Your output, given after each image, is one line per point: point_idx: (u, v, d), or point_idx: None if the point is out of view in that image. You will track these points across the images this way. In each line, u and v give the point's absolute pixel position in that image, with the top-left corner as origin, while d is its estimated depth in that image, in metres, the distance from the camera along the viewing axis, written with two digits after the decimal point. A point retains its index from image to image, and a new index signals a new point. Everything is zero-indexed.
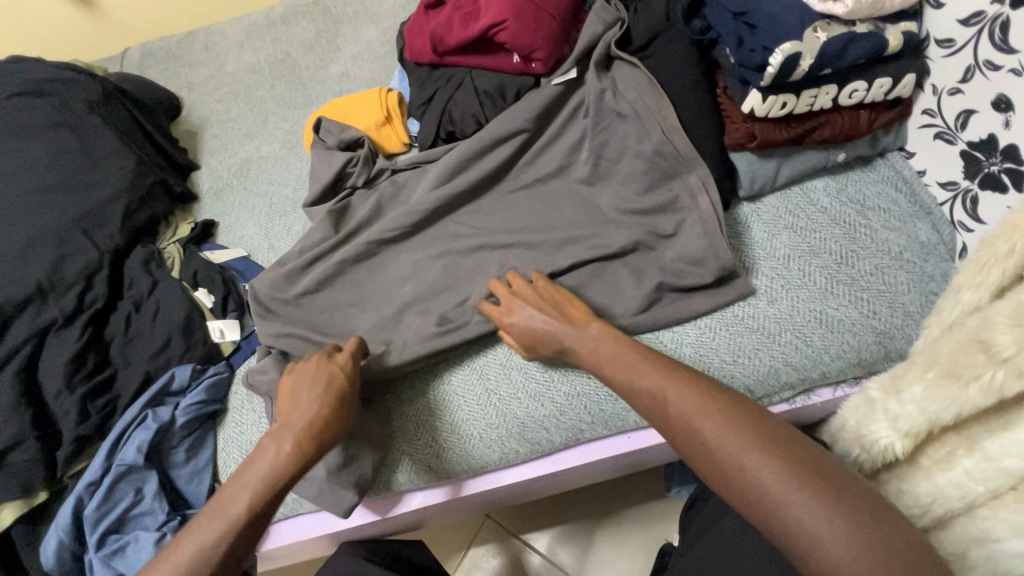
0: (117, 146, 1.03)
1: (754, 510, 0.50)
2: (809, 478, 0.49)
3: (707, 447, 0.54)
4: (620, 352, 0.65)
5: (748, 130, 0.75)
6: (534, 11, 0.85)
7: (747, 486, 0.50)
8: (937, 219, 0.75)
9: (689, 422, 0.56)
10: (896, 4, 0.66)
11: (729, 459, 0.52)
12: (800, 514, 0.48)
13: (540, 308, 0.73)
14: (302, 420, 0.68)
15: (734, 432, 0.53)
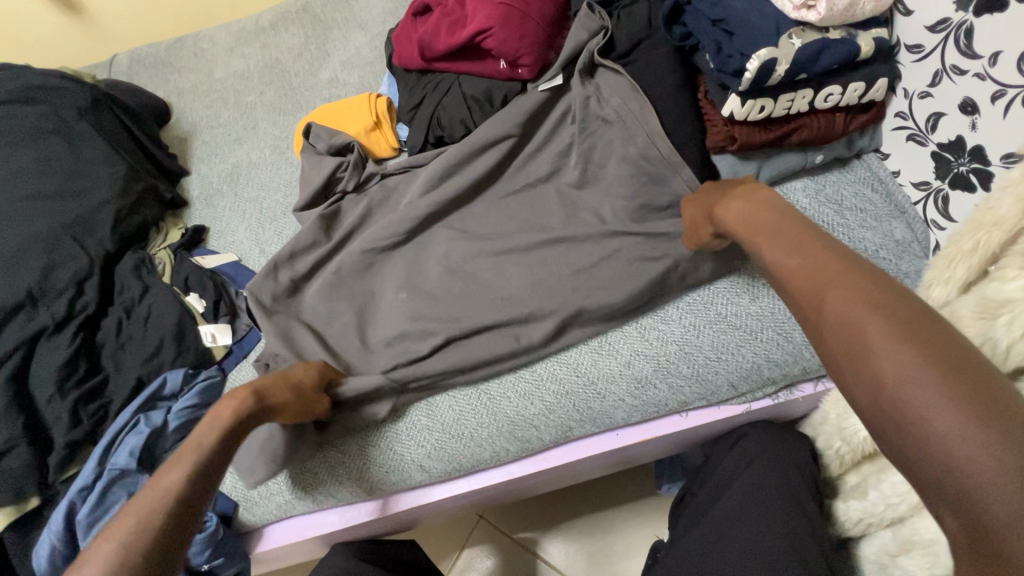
0: (107, 152, 1.04)
1: (875, 393, 0.40)
2: (978, 390, 0.37)
3: (834, 315, 0.44)
4: (778, 221, 0.56)
5: (728, 133, 0.78)
6: (519, 18, 0.86)
7: (875, 365, 0.40)
8: (911, 218, 0.78)
9: (821, 293, 0.46)
10: (866, 11, 0.68)
11: (854, 332, 0.43)
12: (930, 403, 0.37)
13: (757, 201, 0.61)
14: (258, 382, 0.70)
15: (874, 306, 0.43)
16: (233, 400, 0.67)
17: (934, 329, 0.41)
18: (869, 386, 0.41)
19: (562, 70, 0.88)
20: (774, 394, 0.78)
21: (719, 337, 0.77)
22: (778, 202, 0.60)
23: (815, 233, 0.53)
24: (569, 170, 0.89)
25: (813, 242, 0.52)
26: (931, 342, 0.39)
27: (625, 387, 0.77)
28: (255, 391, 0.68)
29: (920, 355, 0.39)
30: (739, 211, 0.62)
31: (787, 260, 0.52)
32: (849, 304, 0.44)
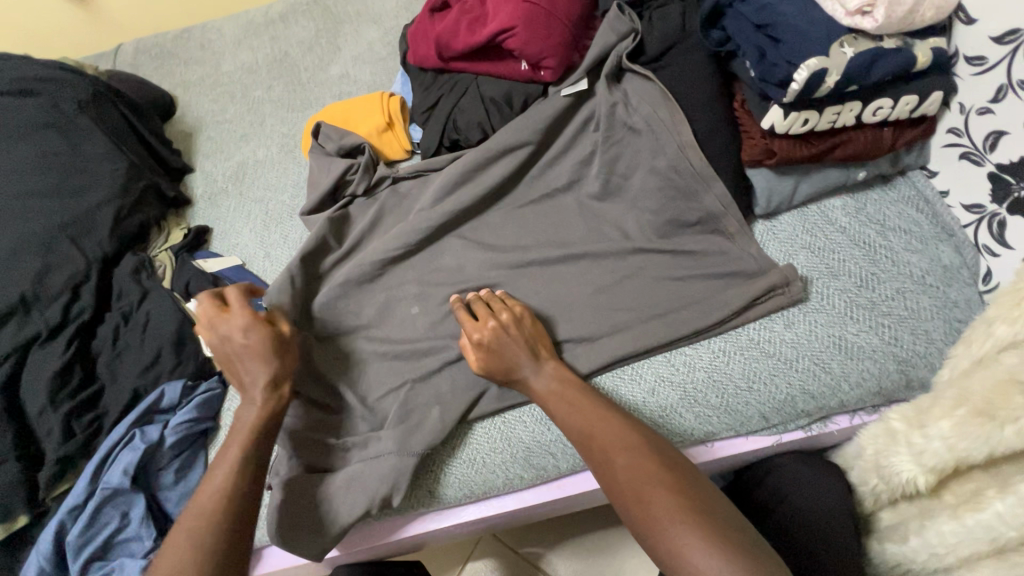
0: (108, 149, 1.00)
1: (656, 540, 0.54)
2: (695, 521, 0.53)
3: (621, 483, 0.58)
4: (564, 385, 0.68)
5: (766, 146, 0.73)
6: (544, 17, 0.81)
7: (654, 518, 0.54)
8: (960, 242, 0.73)
9: (607, 455, 0.60)
10: (926, 19, 0.63)
11: (634, 500, 0.56)
12: (687, 551, 0.52)
13: (514, 348, 0.70)
14: (260, 375, 0.67)
15: (640, 471, 0.57)
16: (257, 397, 0.67)
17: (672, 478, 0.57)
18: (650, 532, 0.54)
19: (589, 73, 0.83)
20: (806, 427, 0.73)
21: (751, 365, 0.72)
22: (542, 359, 0.71)
23: (590, 394, 0.67)
24: (592, 179, 0.84)
25: (585, 400, 0.65)
26: (679, 491, 0.55)
27: (649, 415, 0.72)
28: (269, 385, 0.68)
29: (678, 512, 0.54)
30: (503, 356, 0.70)
31: (573, 422, 0.64)
32: (625, 466, 0.58)
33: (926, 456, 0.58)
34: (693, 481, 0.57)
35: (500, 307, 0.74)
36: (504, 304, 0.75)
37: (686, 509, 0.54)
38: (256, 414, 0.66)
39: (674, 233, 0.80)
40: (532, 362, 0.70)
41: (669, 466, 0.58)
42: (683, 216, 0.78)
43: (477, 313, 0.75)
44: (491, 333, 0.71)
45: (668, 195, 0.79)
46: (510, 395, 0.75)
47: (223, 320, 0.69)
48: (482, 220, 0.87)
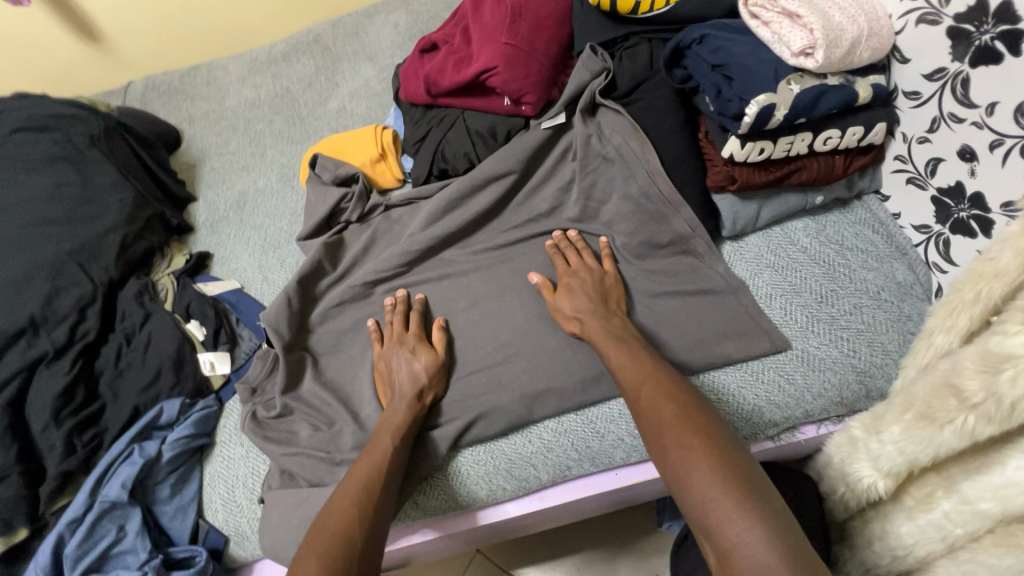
0: (116, 180, 1.06)
1: (677, 477, 0.55)
2: (719, 463, 0.53)
3: (662, 427, 0.60)
4: (627, 340, 0.74)
5: (728, 173, 0.79)
6: (523, 57, 0.88)
7: (677, 457, 0.56)
8: (913, 260, 0.78)
9: (656, 403, 0.63)
10: (864, 58, 0.69)
11: (670, 442, 0.58)
12: (708, 486, 0.52)
13: (587, 295, 0.79)
14: (412, 386, 0.79)
15: (684, 419, 0.59)
16: (400, 403, 0.77)
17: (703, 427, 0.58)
18: (674, 471, 0.56)
19: (565, 108, 0.90)
20: (776, 437, 0.77)
21: (720, 377, 0.76)
22: (614, 313, 0.79)
23: (649, 353, 0.72)
24: (570, 205, 0.90)
25: (646, 357, 0.70)
26: (706, 438, 0.56)
27: (624, 426, 0.77)
28: (414, 395, 0.78)
29: (711, 456, 0.54)
30: (574, 304, 0.79)
31: (628, 373, 0.69)
32: (671, 412, 0.61)
33: (882, 460, 0.62)
34: (731, 439, 0.57)
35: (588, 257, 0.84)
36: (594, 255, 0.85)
37: (712, 454, 0.54)
38: (404, 415, 0.76)
39: (647, 255, 0.85)
40: (599, 324, 0.77)
41: (712, 422, 0.59)
42: (655, 238, 0.84)
43: (572, 260, 0.85)
44: (570, 292, 0.80)
45: (640, 220, 0.84)
46: (493, 409, 0.79)
47: (400, 337, 0.84)
48: (468, 244, 0.93)
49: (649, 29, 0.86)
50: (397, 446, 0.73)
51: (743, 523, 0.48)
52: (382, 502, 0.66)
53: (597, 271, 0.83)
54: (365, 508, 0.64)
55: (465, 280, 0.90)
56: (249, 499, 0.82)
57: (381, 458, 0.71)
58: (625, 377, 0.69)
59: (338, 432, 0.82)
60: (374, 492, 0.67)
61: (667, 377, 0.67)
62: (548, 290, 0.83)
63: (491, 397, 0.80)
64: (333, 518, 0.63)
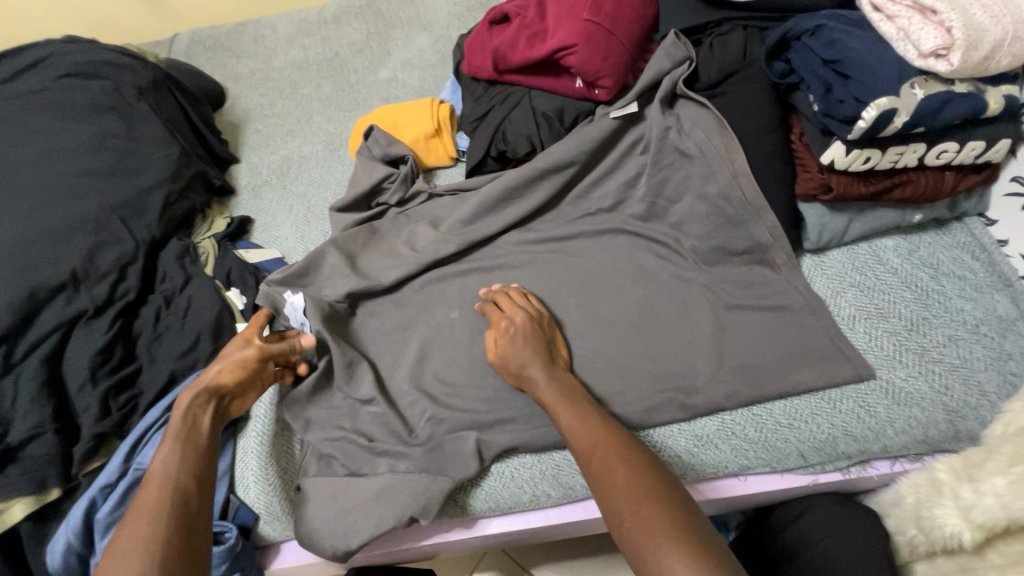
0: (162, 135, 1.02)
1: (638, 552, 0.53)
2: (673, 533, 0.52)
3: (615, 493, 0.57)
4: (576, 394, 0.70)
5: (823, 181, 0.72)
6: (605, 37, 0.81)
7: (634, 530, 0.54)
8: (1018, 292, 0.71)
9: (608, 465, 0.60)
10: (1000, 66, 0.61)
11: (625, 511, 0.56)
12: (670, 560, 0.51)
13: (528, 346, 0.73)
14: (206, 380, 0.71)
15: (637, 483, 0.57)
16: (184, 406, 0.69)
17: (659, 493, 0.56)
18: (633, 543, 0.54)
19: (643, 97, 0.83)
20: (846, 469, 0.71)
21: (792, 402, 0.71)
22: (555, 367, 0.73)
23: (597, 409, 0.68)
24: (636, 202, 0.84)
25: (591, 412, 0.67)
26: (662, 508, 0.55)
27: (683, 441, 0.72)
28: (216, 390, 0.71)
29: (670, 525, 0.53)
30: (516, 353, 0.73)
31: (578, 433, 0.65)
32: (624, 478, 0.58)
33: (975, 512, 0.57)
34: (685, 501, 0.57)
35: (521, 301, 0.79)
36: (526, 298, 0.80)
37: (671, 525, 0.53)
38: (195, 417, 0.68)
39: (719, 261, 0.80)
40: (542, 369, 0.71)
41: (661, 483, 0.58)
42: (731, 245, 0.78)
43: (500, 303, 0.79)
44: (517, 307, 0.77)
45: (717, 224, 0.78)
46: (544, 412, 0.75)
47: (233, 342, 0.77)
48: (524, 234, 0.88)
49: (745, 16, 0.78)
50: (186, 450, 0.64)
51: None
52: (186, 519, 0.58)
53: (500, 314, 0.77)
54: (155, 532, 0.55)
55: (518, 272, 0.85)
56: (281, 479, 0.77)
57: (177, 466, 0.62)
58: (576, 439, 0.64)
59: (377, 419, 0.78)
60: (171, 511, 0.57)
61: (616, 436, 0.63)
62: (492, 342, 0.76)
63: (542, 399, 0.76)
64: (120, 560, 0.53)
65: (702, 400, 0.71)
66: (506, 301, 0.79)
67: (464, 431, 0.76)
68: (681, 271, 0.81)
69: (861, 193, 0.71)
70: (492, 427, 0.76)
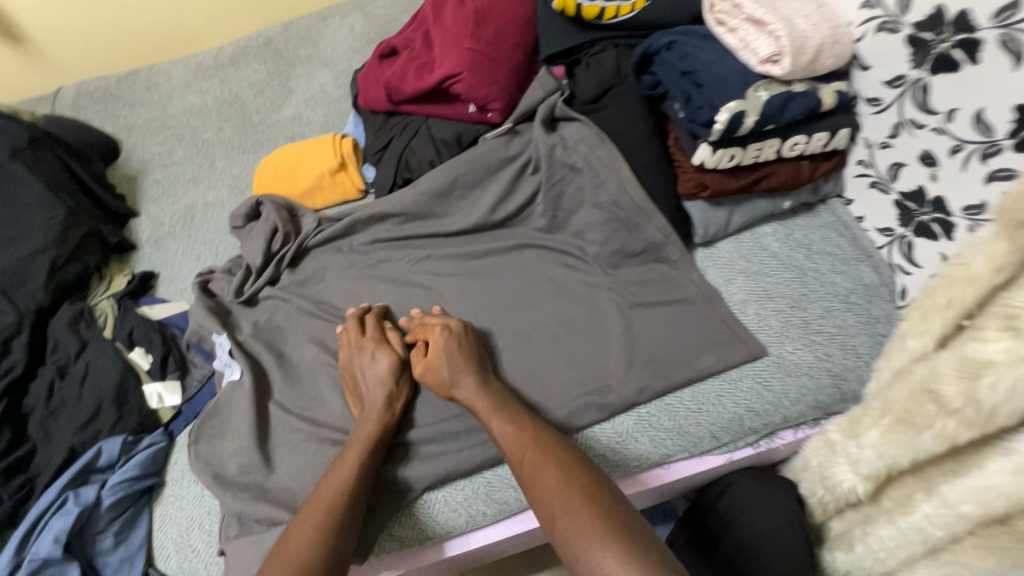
0: (45, 196, 0.96)
1: (572, 551, 0.54)
2: (602, 524, 0.54)
3: (546, 495, 0.59)
4: (505, 402, 0.71)
5: (699, 180, 0.78)
6: (488, 63, 0.85)
7: (566, 528, 0.55)
8: (877, 262, 0.79)
9: (538, 468, 0.61)
10: (828, 66, 0.70)
11: (556, 509, 0.57)
12: (599, 553, 0.52)
13: (461, 363, 0.73)
14: (390, 389, 0.75)
15: (567, 481, 0.59)
16: (377, 399, 0.74)
17: (587, 489, 0.58)
18: (566, 544, 0.55)
19: (519, 123, 0.89)
20: (756, 443, 0.76)
21: (698, 387, 0.75)
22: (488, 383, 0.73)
23: (526, 415, 0.69)
24: (538, 215, 0.88)
25: (521, 418, 0.68)
26: (591, 499, 0.56)
27: (605, 439, 0.75)
28: (392, 394, 0.75)
29: (597, 520, 0.54)
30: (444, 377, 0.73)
31: (507, 438, 0.66)
32: (553, 478, 0.60)
33: (861, 464, 0.61)
34: (610, 495, 0.58)
35: (433, 322, 0.78)
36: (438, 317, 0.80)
37: (601, 519, 0.54)
38: (375, 425, 0.72)
39: (621, 264, 0.84)
40: (473, 381, 0.72)
41: (588, 481, 0.59)
42: (629, 247, 0.82)
43: (420, 327, 0.78)
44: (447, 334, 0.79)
45: (611, 230, 0.83)
46: (471, 431, 0.76)
47: (359, 341, 0.78)
48: (436, 258, 0.89)
49: (614, 35, 0.83)
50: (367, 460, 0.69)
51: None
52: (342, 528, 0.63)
53: (419, 336, 0.77)
54: (319, 533, 0.61)
55: (433, 297, 0.86)
56: (206, 543, 0.75)
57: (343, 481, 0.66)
58: (507, 447, 0.66)
59: (298, 467, 0.75)
60: (335, 517, 0.63)
61: (548, 439, 0.65)
62: (416, 367, 0.76)
63: (468, 418, 0.76)
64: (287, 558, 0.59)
65: (616, 399, 0.75)
66: (422, 326, 0.78)
67: (392, 462, 0.75)
68: (587, 277, 0.84)
69: (739, 185, 0.77)
70: (421, 456, 0.76)
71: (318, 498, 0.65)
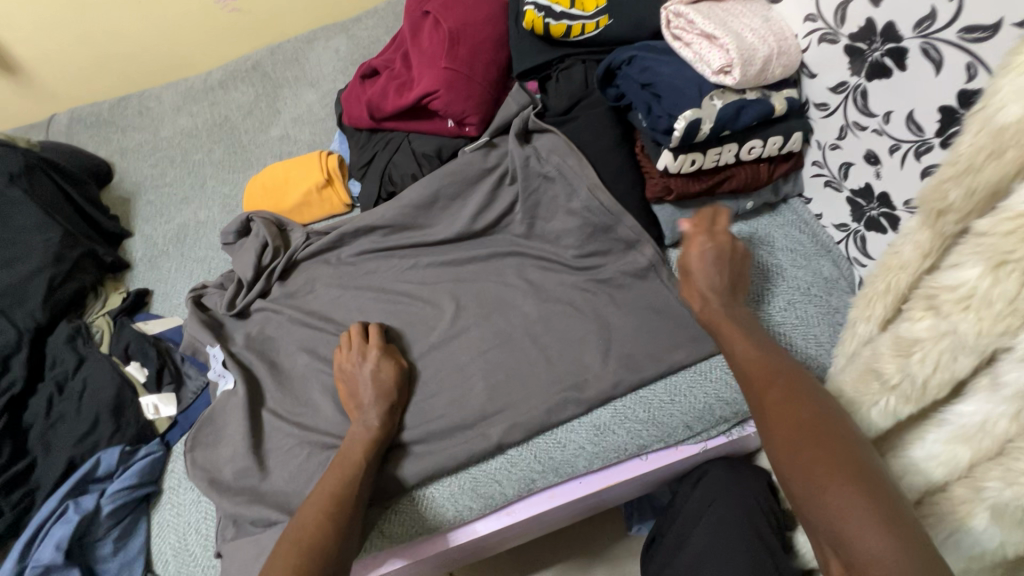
0: (41, 219, 0.99)
1: (802, 488, 0.51)
2: (852, 474, 0.49)
3: (780, 425, 0.55)
4: (742, 330, 0.67)
5: (665, 184, 0.83)
6: (464, 81, 0.90)
7: (795, 464, 0.52)
8: (837, 256, 0.84)
9: (774, 397, 0.57)
10: (777, 75, 0.75)
11: (785, 444, 0.54)
12: (841, 500, 0.48)
13: (718, 268, 0.73)
14: (386, 394, 0.78)
15: (795, 415, 0.55)
16: (371, 420, 0.76)
17: (827, 430, 0.52)
18: (794, 481, 0.52)
19: (496, 136, 0.93)
20: (728, 431, 0.80)
21: (670, 380, 0.80)
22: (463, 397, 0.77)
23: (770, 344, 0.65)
24: (516, 223, 0.92)
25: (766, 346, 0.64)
26: (828, 445, 0.51)
27: (584, 433, 0.79)
28: (386, 398, 0.78)
29: (846, 466, 0.49)
30: (362, 402, 0.78)
31: (750, 359, 0.63)
32: (795, 406, 0.56)
33: None
34: (854, 439, 0.52)
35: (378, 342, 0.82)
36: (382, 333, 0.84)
37: (846, 468, 0.49)
38: (374, 426, 0.76)
39: (596, 266, 0.88)
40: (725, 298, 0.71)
41: (845, 430, 0.53)
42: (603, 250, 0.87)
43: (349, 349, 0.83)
44: (706, 246, 0.74)
45: (585, 234, 0.87)
46: (456, 429, 0.79)
47: (363, 349, 0.82)
48: (421, 267, 0.93)
49: (581, 51, 0.88)
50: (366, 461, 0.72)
51: (861, 533, 0.46)
52: (346, 522, 0.66)
53: (353, 359, 0.81)
54: (328, 529, 0.64)
55: (418, 303, 0.90)
56: (203, 547, 0.77)
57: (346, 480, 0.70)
58: (744, 367, 0.63)
59: (292, 469, 0.78)
60: (340, 511, 0.66)
61: (791, 367, 0.61)
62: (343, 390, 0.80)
63: (453, 416, 0.80)
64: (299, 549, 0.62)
65: (594, 393, 0.79)
66: (351, 348, 0.82)
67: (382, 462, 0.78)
68: (565, 279, 0.88)
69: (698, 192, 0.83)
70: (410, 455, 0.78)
71: (320, 492, 0.68)
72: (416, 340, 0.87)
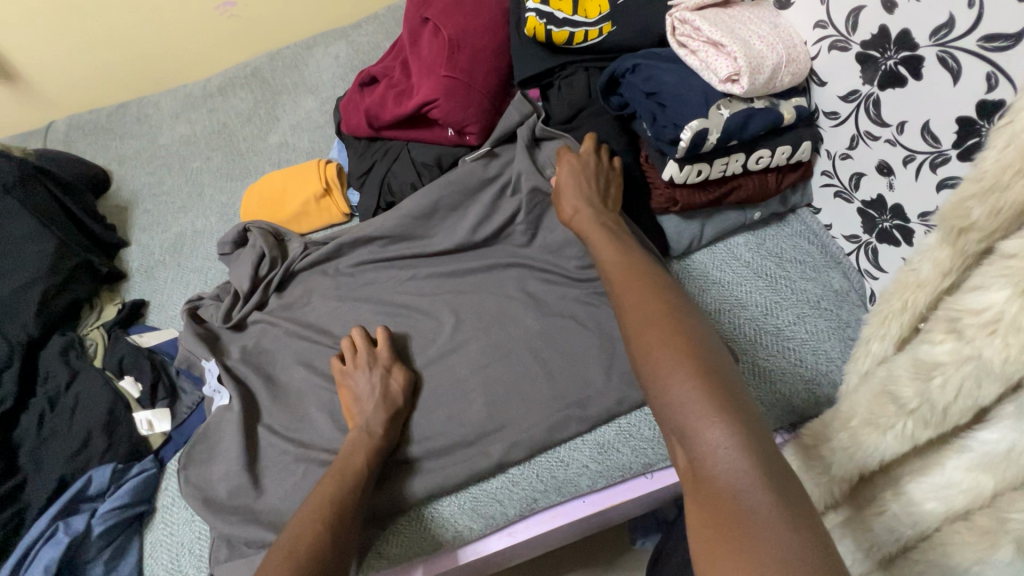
0: (36, 230, 0.97)
1: (648, 373, 0.48)
2: (690, 356, 0.47)
3: (637, 319, 0.53)
4: (620, 242, 0.67)
5: (670, 195, 0.81)
6: (464, 89, 0.88)
7: (648, 350, 0.49)
8: (847, 268, 0.81)
9: (639, 293, 0.56)
10: (786, 83, 0.74)
11: (637, 333, 0.52)
12: (676, 382, 0.45)
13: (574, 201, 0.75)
14: (390, 404, 0.77)
15: (650, 305, 0.54)
16: (375, 427, 0.74)
17: (680, 320, 0.51)
18: (643, 365, 0.49)
19: (498, 145, 0.91)
20: None
21: None
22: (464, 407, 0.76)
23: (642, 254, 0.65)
24: (518, 233, 0.90)
25: (635, 252, 0.65)
26: (681, 331, 0.50)
27: (588, 451, 0.77)
28: (389, 410, 0.76)
29: (683, 348, 0.48)
30: (366, 411, 0.76)
31: (612, 259, 0.64)
32: (645, 299, 0.55)
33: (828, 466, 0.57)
34: (705, 330, 0.51)
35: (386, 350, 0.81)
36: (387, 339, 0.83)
37: (687, 352, 0.47)
38: (378, 436, 0.74)
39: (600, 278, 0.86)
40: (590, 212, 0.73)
41: (693, 324, 0.51)
42: None
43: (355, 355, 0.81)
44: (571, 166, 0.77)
45: None
46: (456, 447, 0.77)
47: (370, 358, 0.80)
48: (420, 278, 0.91)
49: (584, 59, 0.87)
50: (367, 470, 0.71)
51: (700, 411, 0.43)
52: (343, 530, 0.64)
53: (359, 367, 0.79)
54: (328, 536, 0.62)
55: (418, 316, 0.88)
56: (197, 568, 0.75)
57: (347, 488, 0.68)
58: (612, 267, 0.63)
59: (288, 487, 0.76)
60: (339, 517, 0.65)
61: (654, 268, 0.61)
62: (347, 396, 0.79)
63: (453, 433, 0.77)
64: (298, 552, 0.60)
65: (598, 410, 0.77)
66: (358, 356, 0.80)
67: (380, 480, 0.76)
68: (568, 291, 0.86)
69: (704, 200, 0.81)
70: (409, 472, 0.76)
71: (320, 498, 0.66)
72: (415, 353, 0.85)
